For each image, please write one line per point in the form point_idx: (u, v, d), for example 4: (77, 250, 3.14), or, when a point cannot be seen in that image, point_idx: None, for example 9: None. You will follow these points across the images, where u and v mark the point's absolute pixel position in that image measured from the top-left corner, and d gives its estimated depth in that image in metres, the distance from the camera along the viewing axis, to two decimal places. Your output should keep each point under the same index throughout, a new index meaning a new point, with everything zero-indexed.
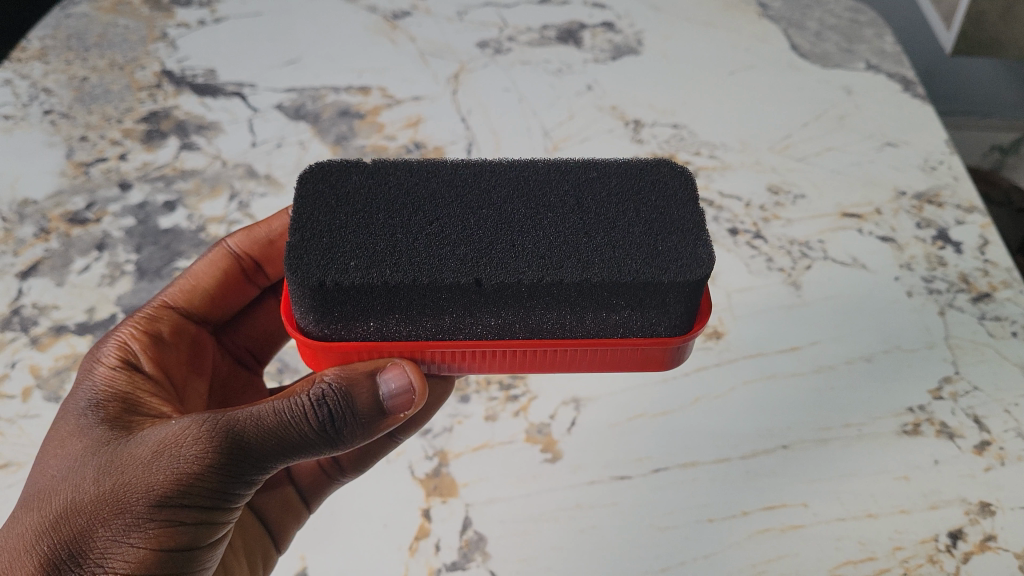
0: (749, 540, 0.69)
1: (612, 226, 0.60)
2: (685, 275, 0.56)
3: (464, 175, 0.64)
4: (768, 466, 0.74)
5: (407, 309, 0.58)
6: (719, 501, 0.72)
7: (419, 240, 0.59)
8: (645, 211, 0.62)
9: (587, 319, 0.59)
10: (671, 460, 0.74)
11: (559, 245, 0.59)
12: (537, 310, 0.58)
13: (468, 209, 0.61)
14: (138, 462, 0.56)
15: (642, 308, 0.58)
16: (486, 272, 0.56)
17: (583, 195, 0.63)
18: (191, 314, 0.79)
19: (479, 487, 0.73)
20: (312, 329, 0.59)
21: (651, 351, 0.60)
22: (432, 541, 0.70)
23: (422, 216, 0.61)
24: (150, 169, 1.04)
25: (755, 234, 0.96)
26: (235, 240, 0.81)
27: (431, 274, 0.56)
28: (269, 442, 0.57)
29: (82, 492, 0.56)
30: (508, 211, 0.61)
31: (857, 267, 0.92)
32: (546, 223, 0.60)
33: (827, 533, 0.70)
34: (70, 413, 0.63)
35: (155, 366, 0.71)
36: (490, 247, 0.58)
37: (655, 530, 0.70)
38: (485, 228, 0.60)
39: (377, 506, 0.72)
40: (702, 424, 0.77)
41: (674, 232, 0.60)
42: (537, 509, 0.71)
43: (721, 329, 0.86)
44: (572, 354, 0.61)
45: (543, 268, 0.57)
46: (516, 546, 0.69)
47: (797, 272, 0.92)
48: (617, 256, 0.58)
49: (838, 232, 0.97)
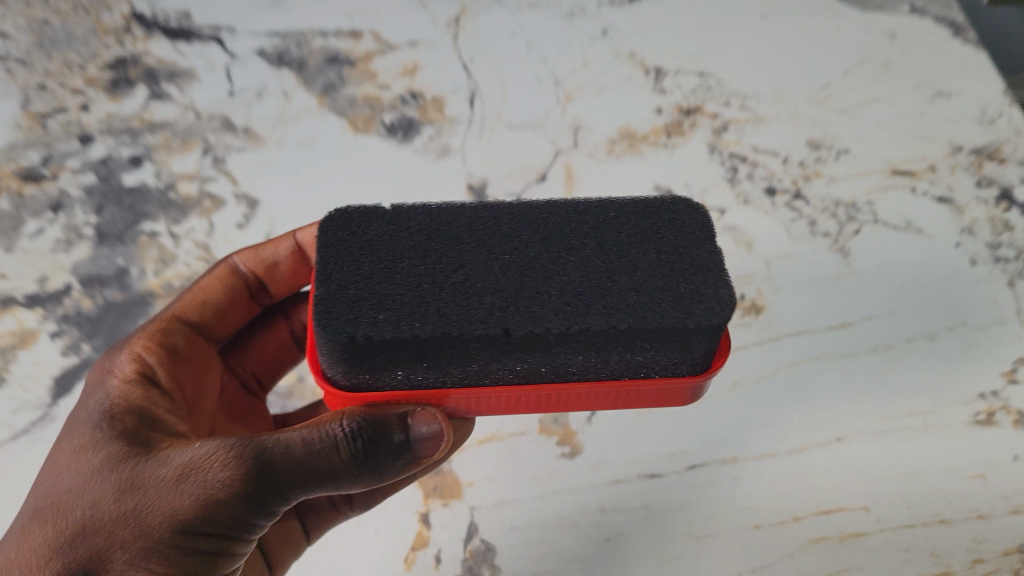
0: (802, 551, 0.59)
1: (636, 267, 0.50)
2: (710, 319, 0.47)
3: (480, 207, 0.55)
4: (822, 463, 0.64)
5: (432, 358, 0.48)
6: (767, 505, 0.61)
7: (440, 287, 0.49)
8: (664, 251, 0.52)
9: (612, 362, 0.50)
10: (709, 455, 0.64)
11: (582, 288, 0.49)
12: (567, 355, 0.49)
13: (489, 250, 0.52)
14: (162, 483, 0.48)
15: (670, 350, 0.49)
16: (513, 320, 0.47)
17: (600, 228, 0.53)
18: (202, 329, 0.68)
19: (486, 487, 0.62)
20: (338, 378, 0.51)
21: (673, 391, 0.52)
22: (432, 552, 0.60)
23: (443, 260, 0.51)
24: (115, 121, 0.91)
25: (795, 194, 0.86)
26: (242, 257, 0.70)
27: (459, 326, 0.47)
28: (302, 474, 0.49)
29: (101, 518, 0.47)
30: (529, 250, 0.52)
31: (911, 232, 0.82)
32: (571, 263, 0.51)
33: (895, 542, 0.60)
34: (77, 428, 0.53)
35: (171, 377, 0.60)
36: (518, 293, 0.49)
37: (693, 538, 0.60)
38: (508, 271, 0.50)
39: (369, 508, 0.62)
40: (744, 414, 0.67)
41: (691, 271, 0.50)
42: (553, 514, 0.61)
43: (761, 303, 0.76)
44: (594, 395, 0.52)
45: (573, 316, 0.47)
46: (530, 560, 0.59)
47: (844, 238, 0.81)
48: (640, 298, 0.48)
49: (889, 192, 0.86)
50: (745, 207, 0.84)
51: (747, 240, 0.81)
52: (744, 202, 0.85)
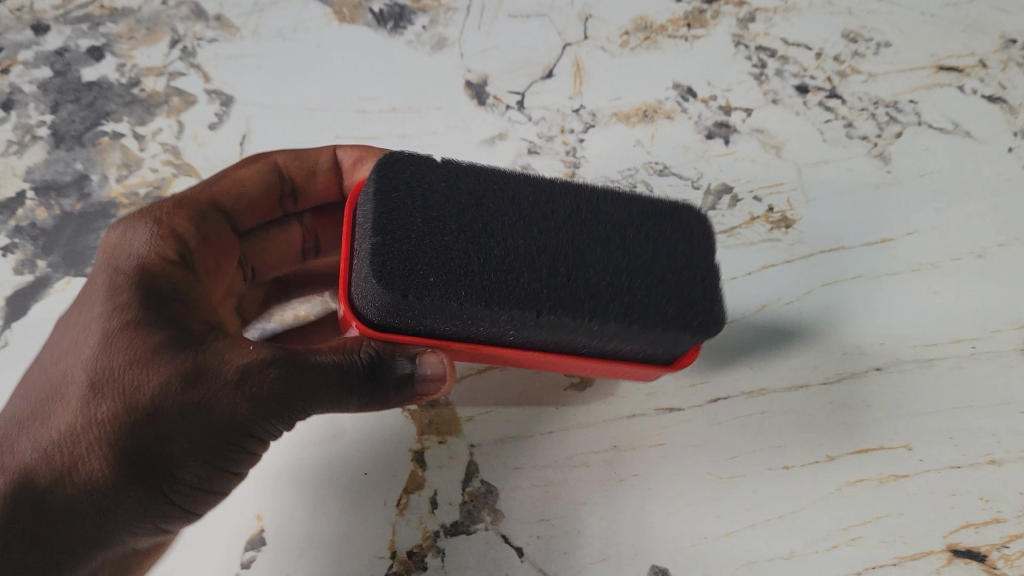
0: (837, 496, 0.53)
1: (649, 268, 0.49)
2: (704, 330, 0.48)
3: (519, 178, 0.51)
4: (859, 395, 0.58)
5: (455, 320, 0.46)
6: (799, 442, 0.55)
7: (484, 257, 0.47)
8: (676, 255, 0.50)
9: (606, 347, 0.50)
10: (734, 387, 0.58)
11: (604, 283, 0.48)
12: (575, 338, 0.48)
13: (529, 227, 0.49)
14: (221, 381, 0.45)
15: (664, 349, 0.49)
16: (544, 304, 0.46)
17: (620, 215, 0.51)
18: (231, 216, 0.62)
19: (486, 422, 0.56)
20: (368, 315, 0.48)
21: (644, 372, 0.53)
22: (428, 495, 0.53)
23: (485, 227, 0.48)
24: (72, 6, 0.80)
25: (830, 93, 0.76)
26: (281, 155, 0.64)
27: (495, 300, 0.45)
28: (335, 394, 0.48)
29: (146, 421, 0.44)
30: (561, 234, 0.49)
31: (959, 135, 0.73)
32: (601, 256, 0.49)
33: (939, 486, 0.54)
34: (111, 302, 0.48)
35: (201, 267, 0.55)
36: (547, 273, 0.47)
37: (715, 482, 0.54)
38: (542, 252, 0.48)
39: (357, 448, 0.55)
40: (772, 337, 0.61)
41: (697, 283, 0.49)
42: (561, 452, 0.55)
43: (792, 216, 0.68)
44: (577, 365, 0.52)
45: (593, 308, 0.46)
46: (534, 504, 0.53)
47: (884, 142, 0.73)
48: (652, 302, 0.48)
49: (934, 89, 0.76)
50: (774, 107, 0.75)
51: (776, 144, 0.73)
52: (772, 101, 0.75)
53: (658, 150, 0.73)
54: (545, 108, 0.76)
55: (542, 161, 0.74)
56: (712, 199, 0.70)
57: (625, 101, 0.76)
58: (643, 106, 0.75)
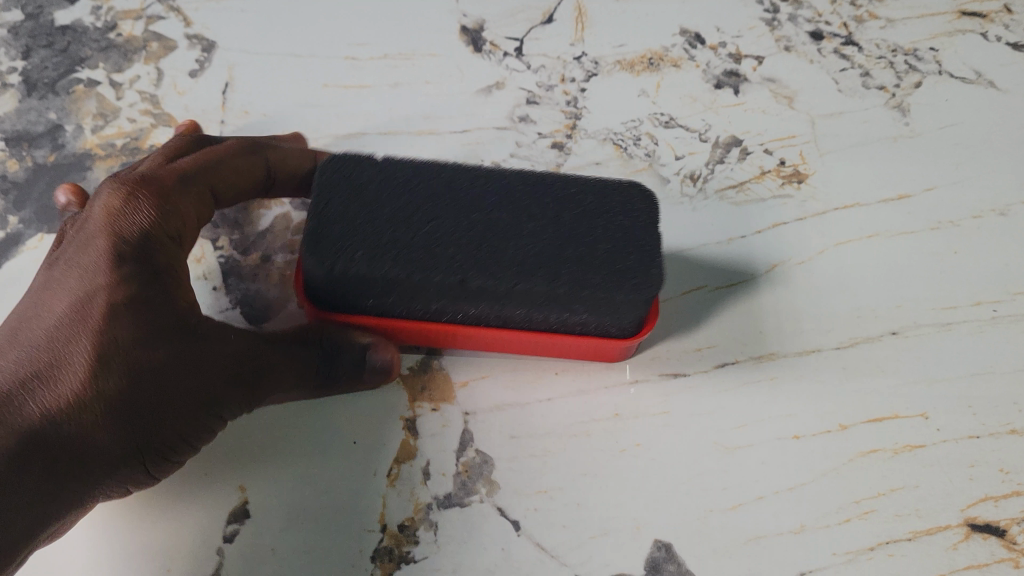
0: (849, 467, 0.51)
1: (585, 237, 0.50)
2: (641, 293, 0.48)
3: (462, 164, 0.53)
4: (874, 361, 0.55)
5: (397, 295, 0.49)
6: (810, 410, 0.53)
7: (416, 234, 0.49)
8: (615, 227, 0.50)
9: (548, 318, 0.50)
10: (742, 352, 0.55)
11: (536, 254, 0.49)
12: (512, 306, 0.49)
13: (465, 207, 0.51)
14: (222, 374, 0.47)
15: (601, 314, 0.49)
16: (471, 272, 0.48)
17: (556, 190, 0.52)
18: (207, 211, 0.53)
19: (482, 389, 0.54)
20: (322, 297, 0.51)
21: (605, 348, 0.52)
22: (420, 465, 0.51)
23: (422, 210, 0.51)
24: None
25: (846, 40, 0.72)
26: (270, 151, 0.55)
27: (422, 268, 0.48)
28: (293, 386, 0.51)
29: (156, 398, 0.45)
30: (496, 212, 0.51)
31: (982, 85, 0.69)
32: (532, 228, 0.50)
33: (956, 457, 0.51)
34: (119, 270, 0.46)
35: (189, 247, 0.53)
36: (474, 246, 0.49)
37: (721, 452, 0.51)
38: (475, 226, 0.50)
39: (345, 414, 0.53)
40: (783, 300, 0.58)
41: (634, 248, 0.49)
42: (560, 420, 0.52)
43: (804, 171, 0.64)
44: (531, 344, 0.53)
45: (519, 275, 0.48)
46: (532, 475, 0.50)
47: (903, 92, 0.69)
48: (582, 270, 0.48)
49: (956, 36, 0.72)
50: (786, 54, 0.71)
51: (788, 94, 0.69)
52: (785, 48, 0.71)
53: (663, 100, 0.69)
54: (545, 56, 0.71)
55: (541, 111, 0.68)
56: (721, 152, 0.65)
57: (630, 48, 0.72)
58: (648, 54, 0.71)
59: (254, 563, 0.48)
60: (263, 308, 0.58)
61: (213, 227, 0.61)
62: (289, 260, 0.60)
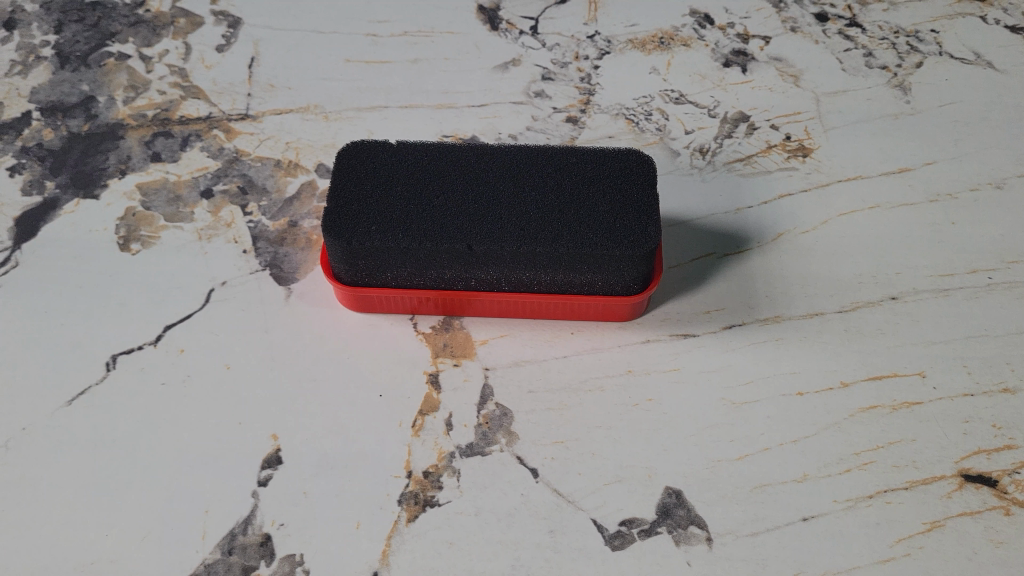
0: (851, 421, 0.53)
1: (583, 204, 0.54)
2: (637, 248, 0.52)
3: (468, 148, 0.58)
4: (873, 324, 0.57)
5: (412, 267, 0.54)
6: (813, 369, 0.55)
7: (427, 210, 0.54)
8: (613, 193, 0.55)
9: (554, 279, 0.54)
10: (750, 315, 0.58)
11: (538, 220, 0.53)
12: (520, 270, 0.54)
13: (471, 183, 0.56)
14: None
15: (605, 272, 0.53)
16: (478, 238, 0.52)
17: (557, 165, 0.57)
18: None
19: (501, 346, 0.57)
20: (341, 273, 0.55)
21: (614, 307, 0.56)
22: (443, 417, 0.54)
23: (433, 188, 0.55)
24: None
25: (850, 21, 0.75)
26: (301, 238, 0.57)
27: (435, 237, 0.52)
28: None
29: None
30: (502, 187, 0.55)
31: (981, 66, 0.72)
32: (534, 199, 0.55)
33: (951, 413, 0.54)
34: None
35: None
36: (482, 217, 0.53)
37: (728, 406, 0.54)
38: (482, 200, 0.55)
39: (371, 368, 0.56)
40: (788, 267, 0.60)
41: (632, 210, 0.54)
42: (576, 376, 0.55)
43: (809, 145, 0.67)
44: (543, 308, 0.56)
45: (524, 239, 0.52)
46: (550, 427, 0.53)
47: (905, 71, 0.71)
48: (582, 232, 0.53)
49: (956, 19, 0.75)
50: (792, 35, 0.74)
51: (794, 72, 0.71)
52: (792, 29, 0.74)
53: (673, 78, 0.71)
54: (560, 34, 0.74)
55: (555, 88, 0.70)
56: (729, 127, 0.68)
57: (641, 28, 0.75)
58: (659, 33, 0.74)
59: (286, 505, 0.51)
60: (291, 268, 0.60)
61: (242, 195, 0.64)
62: (315, 224, 0.62)
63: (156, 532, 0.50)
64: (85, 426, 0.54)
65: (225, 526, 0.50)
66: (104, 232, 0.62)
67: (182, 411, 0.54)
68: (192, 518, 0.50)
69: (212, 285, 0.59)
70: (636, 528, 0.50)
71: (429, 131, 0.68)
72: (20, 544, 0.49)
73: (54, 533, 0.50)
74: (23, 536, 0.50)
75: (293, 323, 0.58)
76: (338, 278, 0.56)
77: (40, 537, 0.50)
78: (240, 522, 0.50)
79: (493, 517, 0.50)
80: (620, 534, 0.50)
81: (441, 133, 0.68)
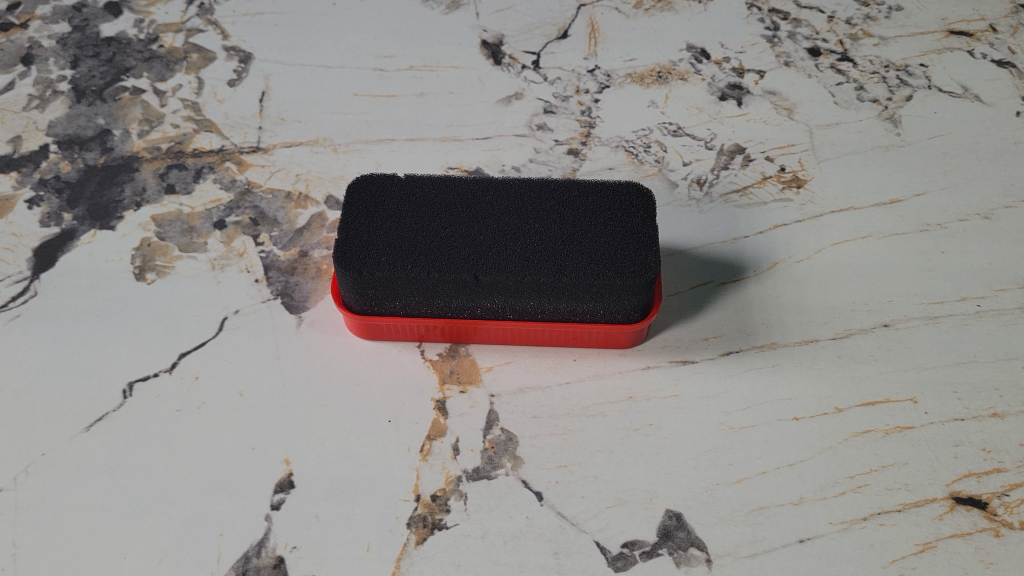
0: (845, 445, 0.55)
1: (584, 235, 0.56)
2: (638, 277, 0.54)
3: (474, 181, 0.60)
4: (867, 350, 0.59)
5: (421, 296, 0.56)
6: (809, 395, 0.57)
7: (434, 241, 0.56)
8: (614, 225, 0.57)
9: (558, 308, 0.56)
10: (746, 342, 0.60)
11: (541, 251, 0.55)
12: (524, 299, 0.56)
13: (477, 215, 0.58)
14: None
15: (606, 300, 0.55)
16: (484, 268, 0.54)
17: (560, 199, 0.59)
18: None
19: (506, 372, 0.59)
20: (352, 302, 0.57)
21: (615, 334, 0.58)
22: (450, 442, 0.55)
23: (440, 220, 0.57)
24: None
25: (841, 56, 0.77)
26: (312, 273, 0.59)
27: (442, 267, 0.54)
28: None
29: None
30: (506, 218, 0.57)
31: (969, 99, 0.74)
32: (537, 231, 0.57)
33: (942, 437, 0.56)
34: None
35: None
36: (488, 248, 0.55)
37: (726, 430, 0.56)
38: (487, 232, 0.57)
39: (380, 394, 0.58)
40: (784, 296, 0.62)
41: (632, 242, 0.56)
42: (579, 402, 0.57)
43: (803, 176, 0.69)
44: (547, 336, 0.58)
45: (528, 268, 0.54)
46: (554, 451, 0.55)
47: (895, 104, 0.74)
48: (583, 263, 0.55)
49: (945, 53, 0.77)
50: (786, 69, 0.76)
51: (788, 105, 0.74)
52: (785, 63, 0.77)
53: (671, 111, 0.74)
54: (561, 69, 0.76)
55: (557, 121, 0.73)
56: (726, 159, 0.70)
57: (640, 62, 0.77)
58: (657, 68, 0.77)
59: (298, 529, 0.52)
60: (301, 297, 0.62)
61: (254, 226, 0.66)
62: (325, 254, 0.64)
63: (172, 555, 0.51)
64: (102, 451, 0.55)
65: (239, 548, 0.52)
66: (121, 261, 0.64)
67: (197, 436, 0.56)
68: (208, 542, 0.52)
69: (225, 313, 0.61)
70: (638, 550, 0.51)
71: (435, 163, 0.70)
72: (40, 568, 0.51)
73: (73, 557, 0.51)
74: (44, 560, 0.51)
75: (304, 351, 0.60)
76: (348, 307, 0.58)
77: (59, 560, 0.51)
78: (254, 545, 0.52)
79: (499, 539, 0.52)
80: (622, 556, 0.51)
81: (446, 165, 0.70)
